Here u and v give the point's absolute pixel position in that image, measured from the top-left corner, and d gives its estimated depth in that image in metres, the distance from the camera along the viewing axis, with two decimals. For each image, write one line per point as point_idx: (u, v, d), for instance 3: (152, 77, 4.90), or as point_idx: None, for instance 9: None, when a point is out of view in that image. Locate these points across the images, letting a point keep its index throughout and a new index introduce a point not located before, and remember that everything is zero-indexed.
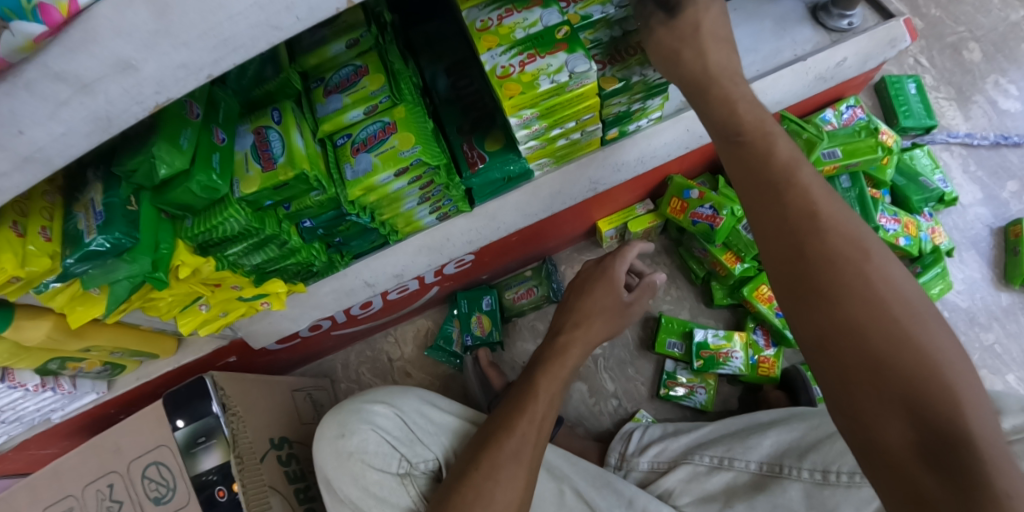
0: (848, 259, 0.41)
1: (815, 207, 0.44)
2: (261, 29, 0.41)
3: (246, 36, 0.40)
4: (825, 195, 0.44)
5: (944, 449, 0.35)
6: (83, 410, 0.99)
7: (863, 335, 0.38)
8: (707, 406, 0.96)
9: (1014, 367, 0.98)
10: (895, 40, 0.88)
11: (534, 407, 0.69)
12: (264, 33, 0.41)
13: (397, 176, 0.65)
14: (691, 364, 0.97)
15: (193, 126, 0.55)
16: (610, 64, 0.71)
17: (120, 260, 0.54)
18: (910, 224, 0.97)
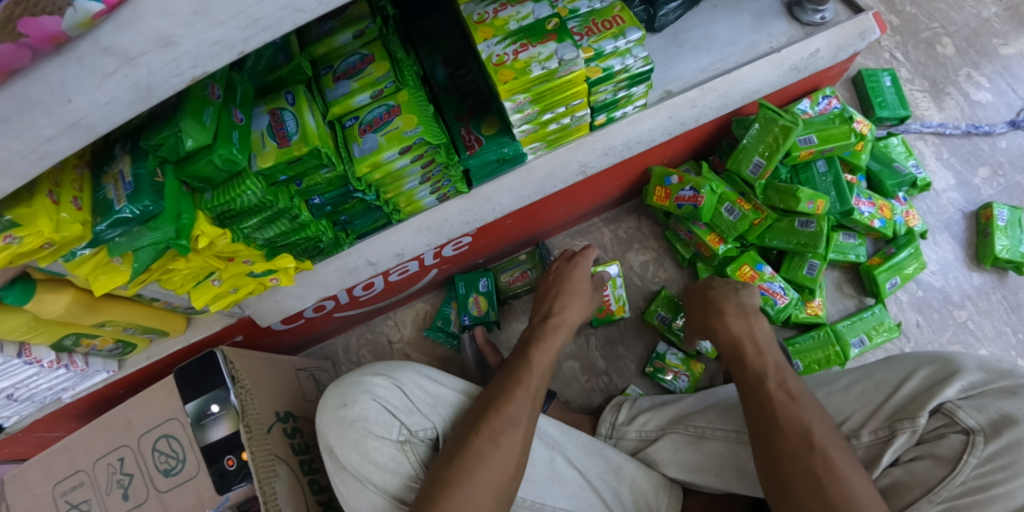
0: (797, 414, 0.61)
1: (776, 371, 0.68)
2: (287, 11, 0.47)
3: (274, 16, 0.46)
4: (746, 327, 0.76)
5: None
6: (91, 391, 1.03)
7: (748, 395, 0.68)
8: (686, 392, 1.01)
9: (986, 342, 1.03)
10: (865, 33, 0.93)
11: (528, 381, 0.75)
12: (290, 15, 0.47)
13: (401, 154, 0.70)
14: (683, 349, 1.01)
15: (214, 106, 0.60)
16: (587, 35, 0.74)
17: (142, 227, 0.59)
18: (884, 208, 1.03)
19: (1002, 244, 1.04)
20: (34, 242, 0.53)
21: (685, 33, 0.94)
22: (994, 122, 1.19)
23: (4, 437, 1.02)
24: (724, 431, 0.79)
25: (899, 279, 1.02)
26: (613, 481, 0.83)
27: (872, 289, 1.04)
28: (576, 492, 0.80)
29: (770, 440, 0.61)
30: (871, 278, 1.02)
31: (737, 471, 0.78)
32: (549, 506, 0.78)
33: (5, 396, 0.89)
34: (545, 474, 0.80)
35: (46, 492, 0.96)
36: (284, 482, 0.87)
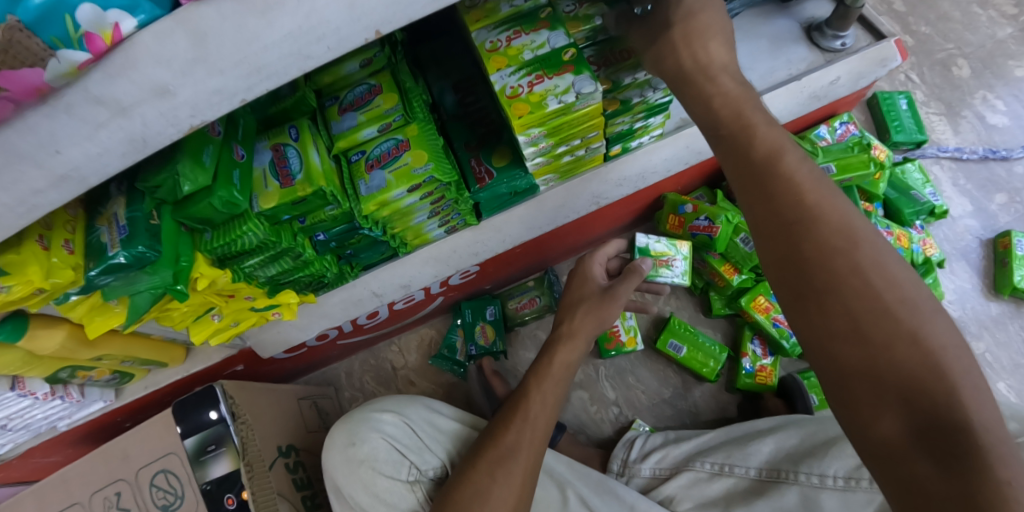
0: (872, 288, 0.41)
1: (822, 205, 0.44)
2: (294, 58, 0.42)
3: (279, 64, 0.42)
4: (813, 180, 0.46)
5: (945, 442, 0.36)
6: (87, 420, 0.99)
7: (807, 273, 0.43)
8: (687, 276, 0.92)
9: (1004, 375, 1.01)
10: (886, 60, 0.91)
11: (526, 407, 0.70)
12: (296, 62, 0.43)
13: (410, 192, 0.67)
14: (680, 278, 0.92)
15: (215, 144, 0.57)
16: (604, 67, 0.74)
17: (138, 271, 0.56)
18: (903, 237, 1.00)
19: (1021, 275, 1.02)
20: (24, 290, 0.50)
21: None
22: (1011, 147, 1.15)
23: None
24: (745, 468, 0.78)
25: None
26: None
27: None
28: None
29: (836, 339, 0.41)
30: None
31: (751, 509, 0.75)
32: None
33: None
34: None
35: None
36: None
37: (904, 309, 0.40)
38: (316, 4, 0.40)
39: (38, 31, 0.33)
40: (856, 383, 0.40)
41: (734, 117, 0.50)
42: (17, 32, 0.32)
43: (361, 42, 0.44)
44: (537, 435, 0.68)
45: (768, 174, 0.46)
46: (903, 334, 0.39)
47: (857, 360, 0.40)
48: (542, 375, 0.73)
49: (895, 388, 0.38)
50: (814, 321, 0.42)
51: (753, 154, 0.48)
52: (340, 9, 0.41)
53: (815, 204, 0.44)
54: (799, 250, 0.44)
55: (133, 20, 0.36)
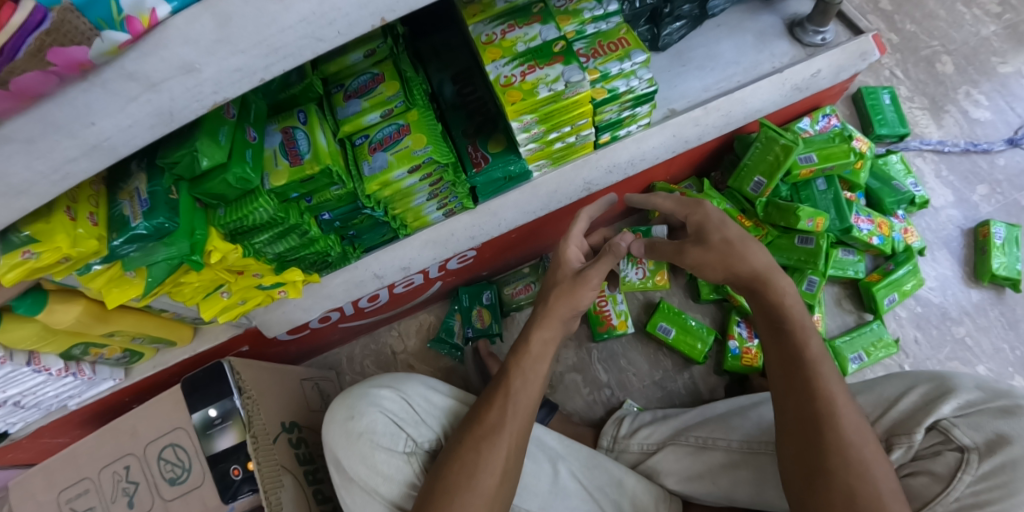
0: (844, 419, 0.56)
1: (820, 368, 0.61)
2: (307, 40, 0.46)
3: (294, 45, 0.46)
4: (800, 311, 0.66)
5: None
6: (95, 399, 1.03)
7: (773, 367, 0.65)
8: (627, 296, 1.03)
9: (984, 358, 1.04)
10: (866, 54, 0.95)
11: (509, 384, 0.74)
12: (310, 44, 0.47)
13: (410, 173, 0.70)
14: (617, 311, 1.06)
15: (229, 125, 0.62)
16: (594, 57, 0.76)
17: (158, 242, 0.61)
18: (883, 225, 1.04)
19: (999, 262, 1.06)
20: (52, 257, 0.54)
21: (689, 52, 0.97)
22: (992, 140, 1.19)
23: (9, 443, 1.03)
24: (727, 441, 0.81)
25: (898, 295, 1.04)
26: (614, 494, 0.83)
27: (871, 305, 1.05)
28: (579, 505, 0.80)
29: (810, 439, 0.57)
30: (870, 295, 1.04)
31: (733, 478, 0.79)
32: None
33: (12, 404, 0.90)
34: (548, 487, 0.81)
35: (52, 498, 0.97)
36: (289, 492, 0.88)
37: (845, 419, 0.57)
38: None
39: (87, 13, 0.37)
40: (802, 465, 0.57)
41: (764, 268, 0.68)
42: (69, 13, 0.35)
43: (369, 27, 0.48)
44: (521, 409, 0.72)
45: (760, 286, 0.68)
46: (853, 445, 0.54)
47: (825, 458, 0.55)
48: (523, 354, 0.77)
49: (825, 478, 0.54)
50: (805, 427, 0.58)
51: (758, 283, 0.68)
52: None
53: (796, 326, 0.64)
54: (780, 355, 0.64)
55: (167, 7, 0.40)
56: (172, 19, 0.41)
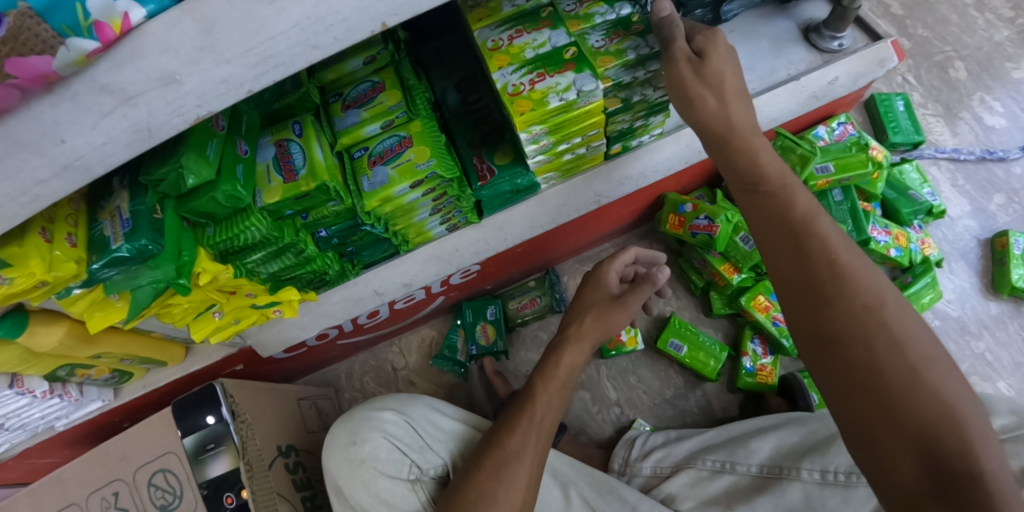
0: (889, 325, 0.43)
1: (835, 258, 0.47)
2: (300, 49, 0.42)
3: (285, 54, 0.42)
4: (842, 242, 0.49)
5: (948, 481, 0.38)
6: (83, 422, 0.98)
7: (804, 269, 0.48)
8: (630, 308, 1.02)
9: (1004, 374, 1.01)
10: (884, 61, 0.92)
11: (532, 408, 0.70)
12: (303, 52, 0.43)
13: (412, 188, 0.66)
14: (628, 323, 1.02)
15: (218, 138, 0.57)
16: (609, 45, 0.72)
17: (141, 264, 0.56)
18: (900, 237, 1.01)
19: (1019, 274, 1.03)
20: (25, 283, 0.50)
21: None
22: (1008, 147, 1.16)
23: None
24: (745, 465, 0.78)
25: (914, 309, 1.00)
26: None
27: None
28: None
29: (831, 361, 0.45)
30: None
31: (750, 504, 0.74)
32: None
33: None
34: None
35: None
36: None
37: (926, 366, 0.42)
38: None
39: (49, 19, 0.32)
40: (850, 398, 0.43)
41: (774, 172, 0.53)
42: (27, 20, 0.31)
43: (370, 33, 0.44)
44: (544, 434, 0.69)
45: (762, 187, 0.53)
46: (900, 361, 0.42)
47: (865, 388, 0.42)
48: (552, 373, 0.74)
49: (889, 409, 0.41)
50: (829, 340, 0.45)
51: (789, 214, 0.51)
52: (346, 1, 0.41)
53: (844, 262, 0.47)
54: (802, 267, 0.48)
55: (141, 10, 0.36)
56: (148, 24, 0.37)
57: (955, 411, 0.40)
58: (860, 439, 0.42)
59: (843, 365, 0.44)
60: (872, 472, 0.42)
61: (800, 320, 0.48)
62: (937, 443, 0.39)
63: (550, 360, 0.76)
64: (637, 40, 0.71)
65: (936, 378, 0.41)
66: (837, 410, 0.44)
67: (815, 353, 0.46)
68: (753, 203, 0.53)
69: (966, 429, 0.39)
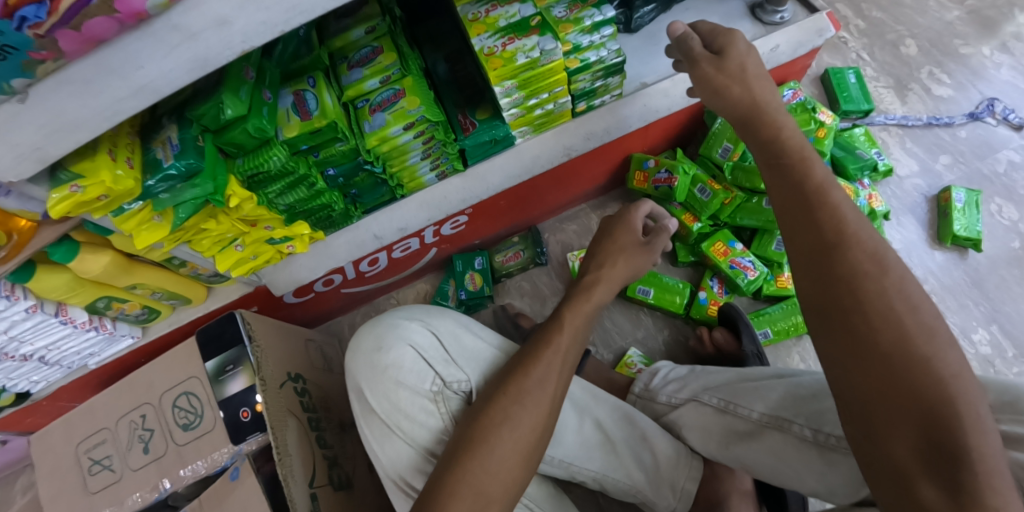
0: (903, 308, 0.46)
1: (852, 239, 0.51)
2: (320, 0, 0.57)
3: (310, 4, 0.57)
4: (856, 217, 0.52)
5: (943, 458, 0.40)
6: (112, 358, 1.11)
7: (823, 244, 0.52)
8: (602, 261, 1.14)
9: (949, 313, 1.11)
10: (822, 31, 1.04)
11: (557, 340, 0.75)
12: (322, 3, 0.58)
13: (405, 130, 0.80)
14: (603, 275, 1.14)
15: (248, 84, 0.71)
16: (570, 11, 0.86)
17: (184, 181, 0.71)
18: (847, 190, 1.12)
19: (960, 224, 1.13)
20: (95, 190, 0.64)
21: (660, 33, 1.06)
22: (954, 115, 1.27)
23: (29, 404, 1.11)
24: (751, 411, 0.77)
25: None
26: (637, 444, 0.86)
27: None
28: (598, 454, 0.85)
29: (838, 333, 0.48)
30: None
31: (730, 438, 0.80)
32: (577, 465, 0.85)
33: (38, 359, 1.00)
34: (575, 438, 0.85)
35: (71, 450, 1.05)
36: (293, 432, 0.95)
37: (922, 337, 0.45)
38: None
39: None
40: (854, 368, 0.46)
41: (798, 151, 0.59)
42: None
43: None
44: (566, 364, 0.74)
45: (794, 165, 0.58)
46: (907, 334, 0.45)
47: (873, 356, 0.45)
48: (582, 305, 0.81)
49: (893, 382, 0.44)
50: (839, 312, 0.48)
51: (807, 184, 0.56)
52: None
53: (853, 231, 0.51)
54: (822, 241, 0.52)
55: None
56: None
57: (960, 390, 0.42)
58: (863, 412, 0.45)
59: (847, 333, 0.47)
60: (866, 442, 0.45)
61: (812, 292, 0.51)
62: (934, 415, 0.42)
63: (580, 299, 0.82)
64: (593, 11, 0.85)
65: (943, 363, 0.44)
66: (838, 383, 0.47)
67: (821, 324, 0.50)
68: (779, 173, 0.58)
69: (966, 408, 0.41)
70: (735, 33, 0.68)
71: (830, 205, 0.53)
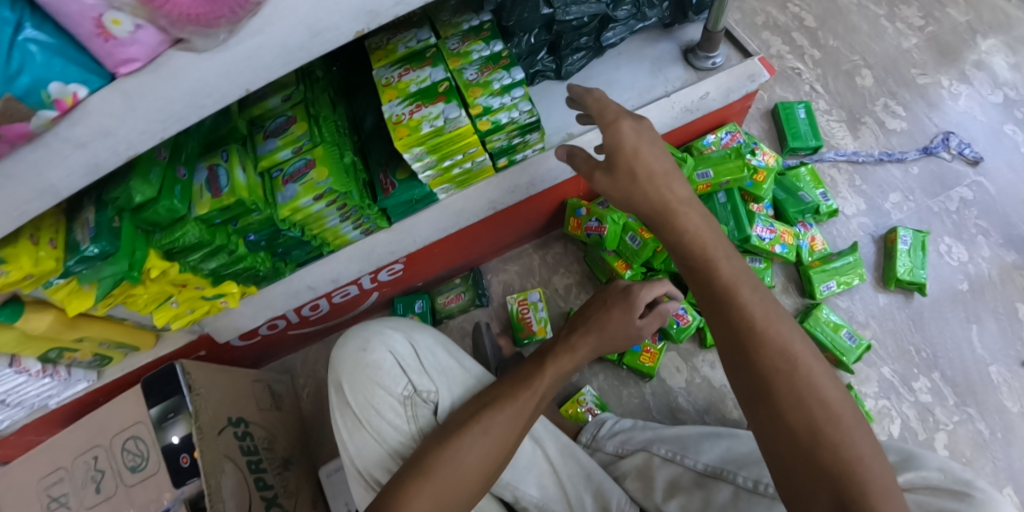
0: (807, 394, 0.54)
1: (766, 329, 0.59)
2: (192, 108, 0.59)
3: (182, 112, 0.58)
4: (764, 311, 0.60)
5: None
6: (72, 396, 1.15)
7: (739, 336, 0.59)
8: (542, 303, 1.15)
9: (889, 360, 1.11)
10: (754, 76, 1.01)
11: (536, 383, 0.80)
12: (194, 111, 0.59)
13: (316, 201, 0.82)
14: (541, 318, 1.14)
15: (160, 165, 0.73)
16: (480, 76, 0.87)
17: (105, 260, 0.74)
18: (786, 234, 1.10)
19: (904, 267, 1.11)
20: (17, 275, 0.67)
21: (590, 80, 1.04)
22: (907, 150, 1.24)
23: None
24: (693, 461, 0.82)
25: (835, 283, 1.10)
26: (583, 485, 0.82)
27: (808, 290, 1.12)
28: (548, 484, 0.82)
29: (765, 418, 0.56)
30: (808, 279, 1.11)
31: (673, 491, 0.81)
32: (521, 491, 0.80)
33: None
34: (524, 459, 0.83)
35: (31, 487, 1.11)
36: (231, 478, 1.00)
37: (831, 423, 0.53)
38: (200, 72, 0.56)
39: (27, 100, 0.47)
40: (780, 452, 0.54)
41: (696, 244, 0.67)
42: (11, 102, 0.46)
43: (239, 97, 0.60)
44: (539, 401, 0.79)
45: (698, 266, 0.66)
46: (819, 415, 0.53)
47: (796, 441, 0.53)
48: (562, 359, 0.87)
49: (807, 460, 0.52)
50: (760, 400, 0.56)
51: (714, 281, 0.64)
52: (217, 75, 0.57)
53: (762, 329, 0.59)
54: (735, 334, 0.60)
55: (86, 89, 0.52)
56: (91, 98, 0.53)
57: (863, 463, 0.50)
58: (790, 495, 0.53)
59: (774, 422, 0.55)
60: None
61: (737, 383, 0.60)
62: (844, 490, 0.49)
63: (565, 351, 0.89)
64: (503, 73, 0.87)
65: (849, 438, 0.52)
66: (771, 464, 0.55)
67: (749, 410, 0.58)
68: (689, 274, 0.67)
69: (873, 481, 0.49)
70: (619, 122, 0.71)
71: (738, 300, 0.62)
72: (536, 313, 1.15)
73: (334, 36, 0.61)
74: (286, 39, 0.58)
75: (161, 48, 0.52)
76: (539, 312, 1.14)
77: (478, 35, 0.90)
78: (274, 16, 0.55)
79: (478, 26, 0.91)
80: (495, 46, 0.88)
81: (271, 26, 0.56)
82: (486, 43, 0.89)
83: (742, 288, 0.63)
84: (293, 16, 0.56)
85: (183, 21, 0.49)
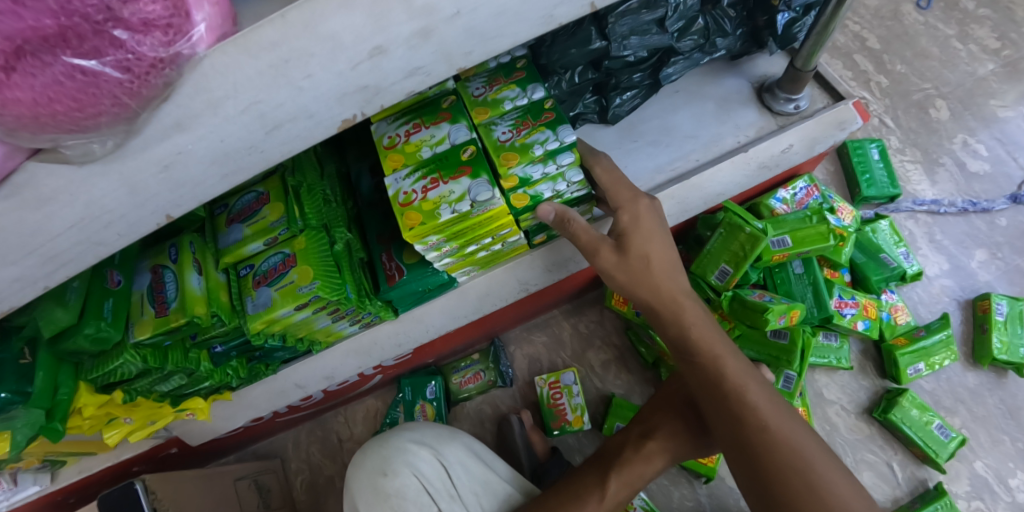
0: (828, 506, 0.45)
1: (775, 430, 0.50)
2: (87, 245, 0.38)
3: (71, 252, 0.37)
4: (772, 405, 0.52)
5: None
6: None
7: (750, 446, 0.50)
8: (577, 385, 0.96)
9: (981, 453, 0.93)
10: (845, 123, 0.84)
11: (596, 496, 0.68)
12: (89, 249, 0.38)
13: (298, 310, 0.62)
14: (577, 403, 0.96)
15: (83, 278, 0.54)
16: (516, 134, 0.65)
17: (18, 408, 0.53)
18: (868, 307, 0.94)
19: (1000, 344, 0.95)
20: None
21: (641, 125, 0.86)
22: (993, 198, 1.07)
23: None
24: None
25: (924, 365, 0.94)
26: None
27: (891, 373, 0.95)
28: None
29: None
30: (892, 360, 0.94)
31: None
32: None
33: None
34: None
35: None
36: None
37: None
38: (93, 194, 0.35)
39: None
40: None
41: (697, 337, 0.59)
42: None
43: (155, 226, 0.39)
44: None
45: (699, 360, 0.58)
46: None
47: None
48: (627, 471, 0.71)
49: None
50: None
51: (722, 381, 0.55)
52: (120, 194, 0.35)
53: (775, 428, 0.50)
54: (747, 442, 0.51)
55: None
56: None
57: None
58: None
59: None
60: None
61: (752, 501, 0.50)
62: None
63: (637, 461, 0.72)
64: (547, 133, 0.65)
65: None
66: None
67: None
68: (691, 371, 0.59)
69: None
70: (637, 200, 0.64)
71: (740, 396, 0.53)
72: (571, 396, 0.96)
73: (306, 126, 0.37)
74: (223, 136, 0.35)
75: (13, 161, 0.32)
76: (574, 396, 0.96)
77: (512, 78, 0.70)
78: (192, 102, 0.33)
79: (511, 63, 0.71)
80: (536, 93, 0.68)
81: (199, 123, 0.34)
82: (521, 89, 0.68)
83: (748, 383, 0.54)
84: (231, 101, 0.34)
85: (28, 123, 0.30)
